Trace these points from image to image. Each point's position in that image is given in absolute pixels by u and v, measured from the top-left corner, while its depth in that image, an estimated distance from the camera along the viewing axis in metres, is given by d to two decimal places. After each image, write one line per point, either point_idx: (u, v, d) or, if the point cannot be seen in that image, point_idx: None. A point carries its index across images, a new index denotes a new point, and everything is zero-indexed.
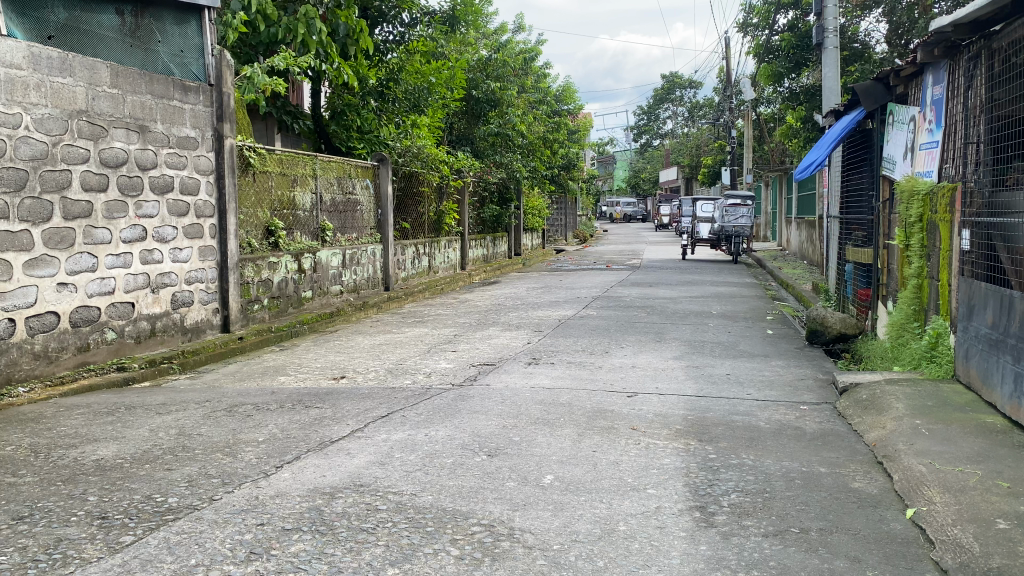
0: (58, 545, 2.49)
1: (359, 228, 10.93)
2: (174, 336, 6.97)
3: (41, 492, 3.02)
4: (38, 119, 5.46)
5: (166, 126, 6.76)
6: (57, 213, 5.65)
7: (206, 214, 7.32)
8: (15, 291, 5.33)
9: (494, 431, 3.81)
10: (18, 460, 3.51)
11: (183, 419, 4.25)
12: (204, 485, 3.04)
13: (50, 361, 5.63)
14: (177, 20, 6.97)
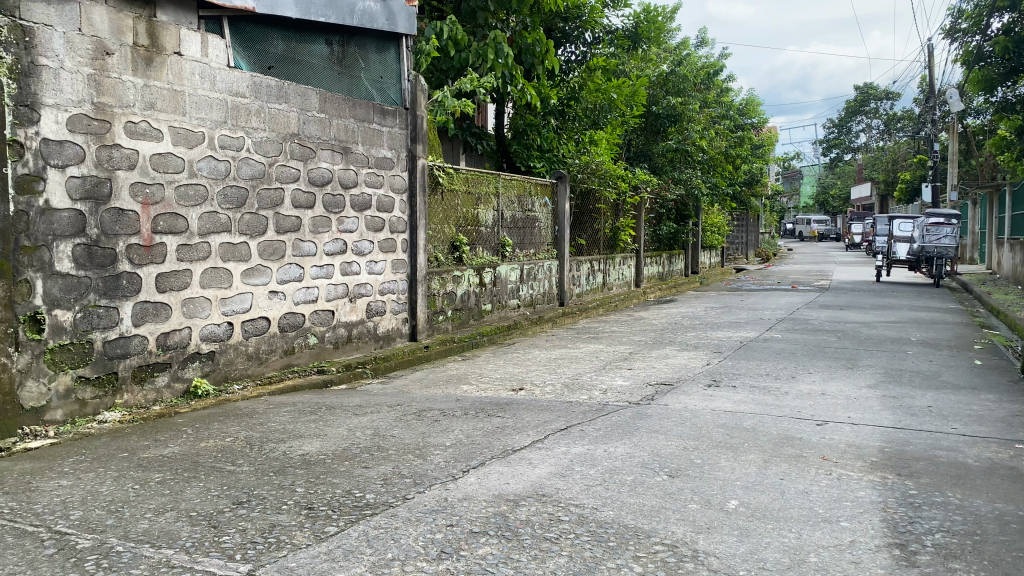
0: (272, 529, 2.74)
1: (537, 243, 11.15)
2: (367, 343, 7.42)
3: (256, 480, 3.34)
4: (257, 142, 6.03)
5: (366, 147, 7.24)
6: (270, 227, 6.18)
7: (399, 230, 7.76)
8: (234, 297, 5.89)
9: (675, 451, 3.77)
10: (236, 450, 3.89)
11: (376, 421, 4.53)
12: (398, 484, 3.23)
13: (261, 361, 6.18)
14: (378, 48, 7.47)
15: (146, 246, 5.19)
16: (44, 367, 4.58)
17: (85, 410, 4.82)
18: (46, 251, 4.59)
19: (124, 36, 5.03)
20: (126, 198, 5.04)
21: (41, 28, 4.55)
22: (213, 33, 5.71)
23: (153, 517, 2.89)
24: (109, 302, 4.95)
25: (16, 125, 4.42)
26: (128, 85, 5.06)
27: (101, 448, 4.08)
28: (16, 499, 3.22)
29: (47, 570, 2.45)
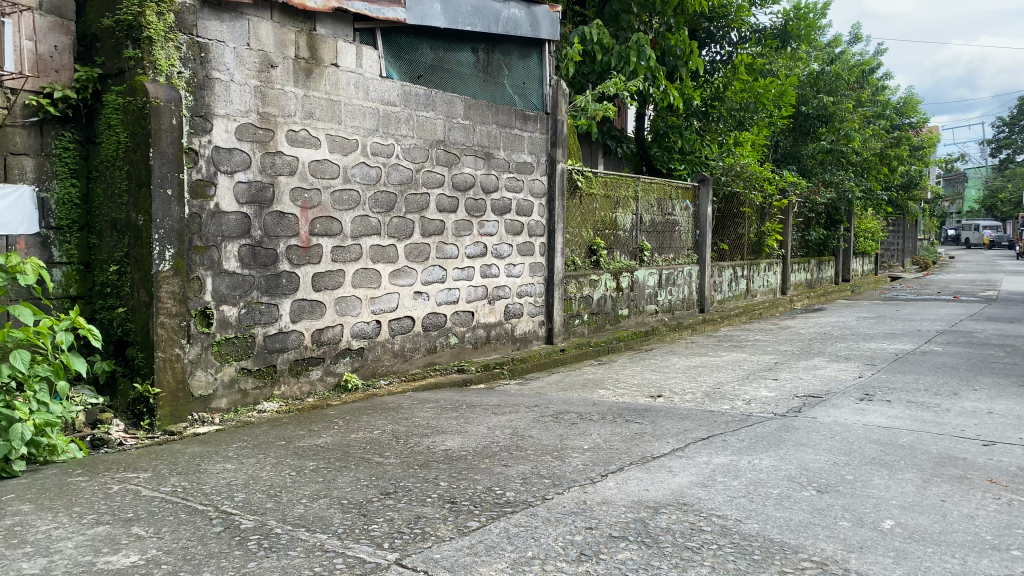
0: (418, 521, 2.84)
1: (677, 248, 10.95)
2: (505, 344, 7.54)
3: (402, 472, 3.47)
4: (406, 148, 6.25)
5: (508, 152, 7.36)
6: (416, 230, 6.40)
7: (538, 233, 7.85)
8: (382, 297, 6.13)
9: (824, 466, 3.62)
10: (383, 443, 4.06)
11: (515, 420, 4.61)
12: (538, 484, 3.27)
13: (405, 359, 6.40)
14: (521, 54, 7.60)
15: (304, 247, 5.49)
16: (212, 358, 4.94)
17: (247, 400, 5.16)
18: (216, 250, 4.95)
19: (287, 50, 5.36)
20: (287, 203, 5.36)
21: (215, 44, 4.93)
22: (367, 44, 5.98)
23: (307, 503, 3.07)
24: (269, 299, 5.28)
25: (193, 134, 4.80)
26: (290, 96, 5.38)
27: (261, 436, 4.36)
28: (187, 478, 3.49)
29: (215, 546, 2.65)
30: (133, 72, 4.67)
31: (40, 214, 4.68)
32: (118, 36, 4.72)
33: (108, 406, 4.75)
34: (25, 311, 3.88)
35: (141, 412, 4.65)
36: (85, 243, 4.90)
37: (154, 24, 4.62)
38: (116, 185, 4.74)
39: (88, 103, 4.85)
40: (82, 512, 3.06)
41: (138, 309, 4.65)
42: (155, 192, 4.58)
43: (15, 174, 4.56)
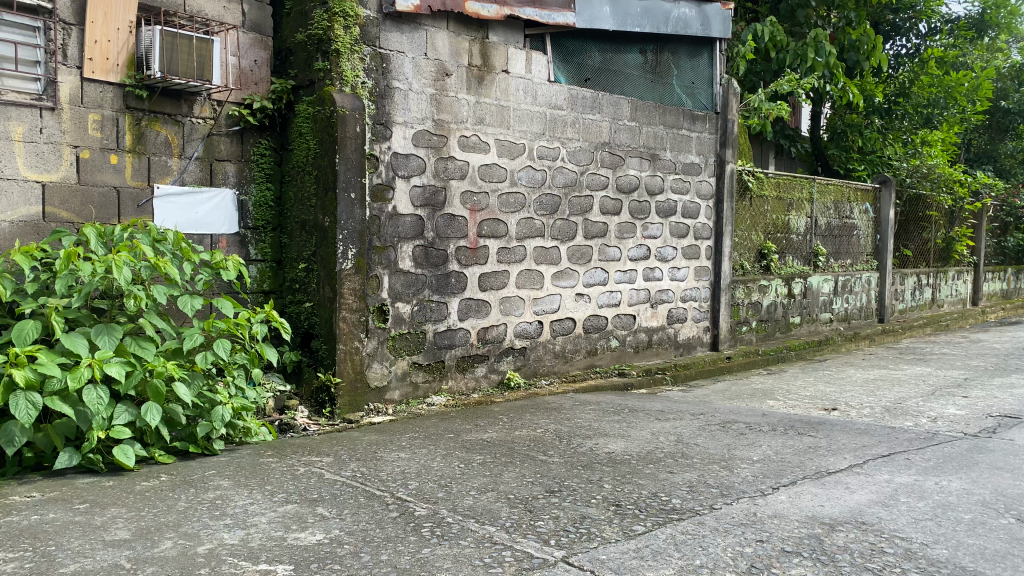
0: (583, 521, 2.87)
1: (855, 253, 10.36)
2: (668, 349, 7.41)
3: (566, 472, 3.51)
4: (572, 151, 6.31)
5: (674, 153, 7.24)
6: (579, 233, 6.44)
7: (704, 237, 7.67)
8: (545, 298, 6.22)
9: (1022, 493, 3.32)
10: (547, 442, 4.12)
11: (680, 427, 4.54)
12: (704, 493, 3.21)
13: (566, 360, 6.44)
14: (691, 53, 7.47)
15: (472, 248, 5.67)
16: (387, 351, 5.20)
17: (417, 393, 5.39)
18: (393, 251, 5.21)
19: (461, 58, 5.56)
20: (457, 205, 5.56)
21: (395, 55, 5.20)
22: (536, 50, 6.09)
23: (476, 495, 3.17)
24: (440, 298, 5.49)
25: (373, 140, 5.08)
26: (463, 102, 5.57)
27: (431, 428, 4.54)
28: (365, 465, 3.70)
29: (392, 530, 2.79)
30: (323, 83, 4.99)
31: (240, 214, 5.12)
32: (309, 49, 5.05)
33: (294, 394, 5.10)
34: (227, 304, 4.26)
35: (322, 401, 4.96)
36: (277, 242, 5.29)
37: (341, 38, 4.93)
38: (305, 188, 5.08)
39: (282, 112, 5.23)
40: (274, 490, 3.32)
41: (322, 304, 4.97)
42: (340, 195, 4.88)
43: (219, 178, 5.03)
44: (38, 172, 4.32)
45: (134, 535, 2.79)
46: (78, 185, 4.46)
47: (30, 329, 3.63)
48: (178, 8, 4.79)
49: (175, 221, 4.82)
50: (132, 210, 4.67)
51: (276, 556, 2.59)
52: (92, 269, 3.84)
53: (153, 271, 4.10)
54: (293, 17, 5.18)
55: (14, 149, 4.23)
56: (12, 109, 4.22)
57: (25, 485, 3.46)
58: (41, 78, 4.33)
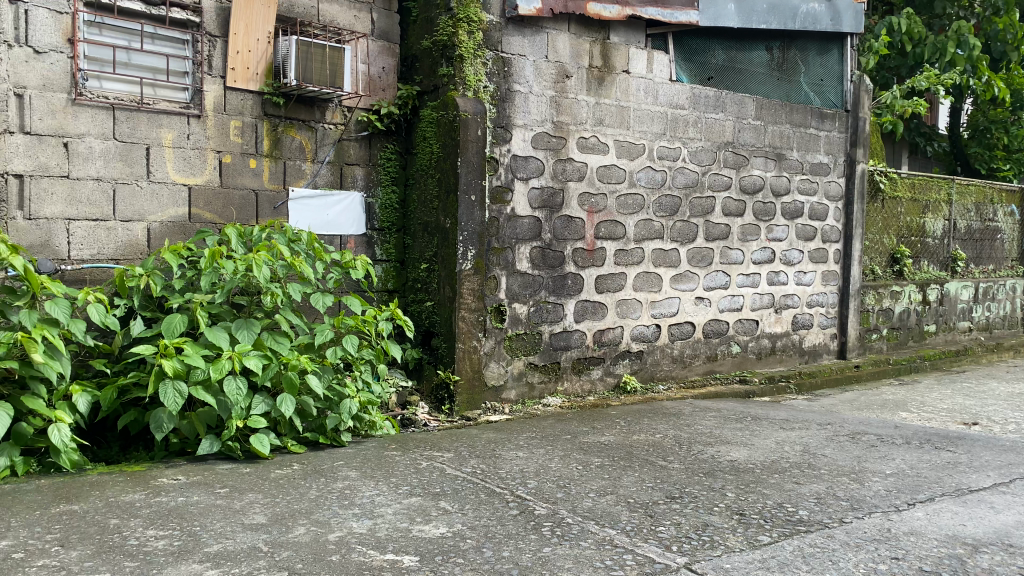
0: (706, 528, 2.82)
1: (998, 258, 9.70)
2: (792, 356, 7.15)
3: (687, 478, 3.46)
4: (693, 151, 6.20)
5: (801, 153, 7.00)
6: (700, 235, 6.31)
7: (832, 240, 7.38)
8: (663, 301, 6.14)
9: None
10: (667, 447, 4.07)
11: (806, 437, 4.38)
12: (833, 506, 3.10)
13: (685, 365, 6.32)
14: (820, 50, 7.21)
15: (589, 250, 5.66)
16: (504, 351, 5.27)
17: (533, 393, 5.43)
18: (511, 252, 5.28)
19: (582, 60, 5.57)
20: (575, 207, 5.57)
21: (517, 58, 5.28)
22: (658, 49, 6.02)
23: (596, 498, 3.17)
24: (556, 299, 5.52)
25: (494, 143, 5.17)
26: (583, 104, 5.59)
27: (548, 428, 4.56)
28: (484, 462, 3.76)
29: (513, 528, 2.83)
30: (446, 88, 5.11)
31: (366, 216, 5.30)
32: (434, 55, 5.18)
33: (416, 390, 5.23)
34: (356, 301, 4.44)
35: (442, 398, 5.07)
36: (401, 243, 5.45)
37: (465, 43, 5.03)
38: (428, 190, 5.21)
39: (407, 117, 5.39)
40: (399, 482, 3.42)
41: (443, 303, 5.08)
42: (461, 198, 4.98)
43: (347, 181, 5.23)
44: (185, 176, 4.62)
45: (270, 520, 2.94)
46: (220, 188, 4.74)
47: (178, 322, 3.89)
48: (313, 18, 5.03)
49: (308, 222, 5.05)
50: (268, 212, 4.92)
51: (401, 546, 2.67)
52: (234, 267, 4.08)
53: (289, 270, 4.31)
54: (419, 24, 5.33)
55: (165, 155, 4.54)
56: (163, 117, 4.53)
57: (171, 469, 3.71)
58: (190, 87, 4.65)
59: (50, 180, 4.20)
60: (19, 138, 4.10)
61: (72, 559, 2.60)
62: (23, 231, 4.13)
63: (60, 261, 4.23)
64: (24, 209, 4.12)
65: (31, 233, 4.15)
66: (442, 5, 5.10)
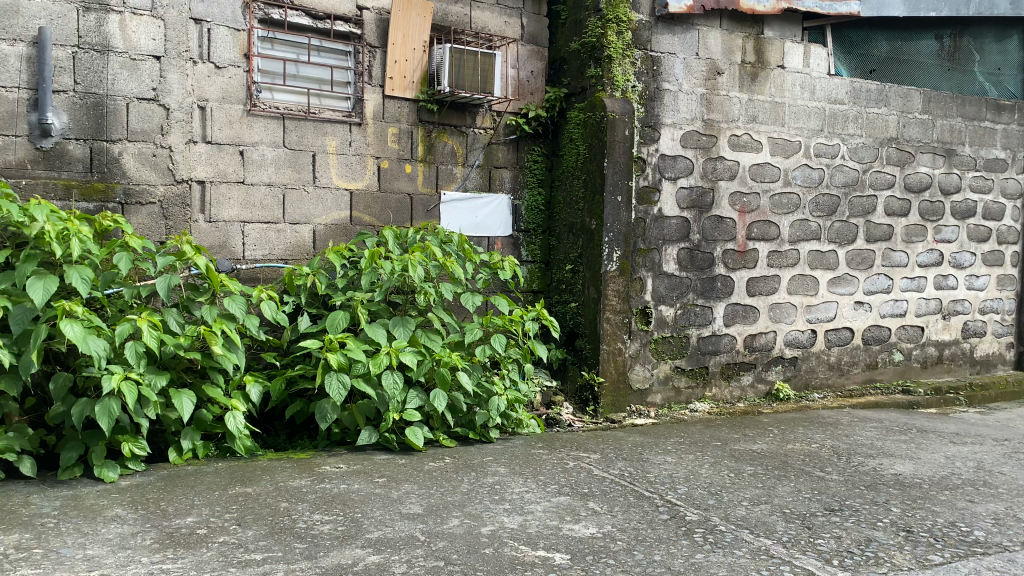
0: (869, 544, 2.69)
1: None
2: (962, 366, 6.65)
3: (847, 491, 3.31)
4: (853, 148, 5.91)
5: (975, 148, 6.51)
6: (860, 236, 5.99)
7: (1010, 241, 6.82)
8: (819, 305, 5.88)
9: None
10: (824, 458, 3.90)
11: (980, 453, 4.08)
12: (1014, 528, 2.87)
13: (842, 373, 6.03)
14: (997, 36, 6.68)
15: (740, 252, 5.51)
16: (650, 354, 5.23)
17: (680, 397, 5.35)
18: (658, 253, 5.22)
19: (734, 56, 5.44)
20: (725, 207, 5.44)
21: (666, 57, 5.22)
22: (816, 42, 5.78)
23: (749, 506, 3.09)
24: (704, 302, 5.40)
25: (641, 143, 5.13)
26: (735, 101, 5.45)
27: (696, 434, 4.48)
28: (632, 465, 3.75)
29: (664, 532, 2.81)
30: (594, 89, 5.11)
31: (514, 218, 5.39)
32: (583, 57, 5.20)
33: (560, 390, 5.26)
34: (504, 302, 4.54)
35: (587, 399, 5.09)
36: (546, 244, 5.50)
37: (614, 43, 5.02)
38: (575, 192, 5.23)
39: (555, 120, 5.43)
40: (547, 481, 3.47)
41: (588, 305, 5.09)
42: (608, 199, 4.97)
43: (496, 184, 5.34)
44: (347, 181, 4.86)
45: (426, 511, 3.06)
46: (378, 192, 4.96)
47: (341, 319, 4.10)
48: (465, 26, 5.17)
49: (458, 225, 5.21)
50: (422, 214, 5.11)
51: (552, 544, 2.71)
52: (391, 266, 4.26)
53: (441, 270, 4.45)
54: (568, 27, 5.36)
55: (329, 161, 4.81)
56: (327, 125, 4.79)
57: (333, 457, 3.92)
58: (351, 97, 4.92)
59: (228, 185, 4.53)
60: (202, 148, 4.46)
61: (248, 537, 2.80)
62: (205, 233, 4.48)
63: (236, 261, 4.56)
64: (205, 212, 4.48)
65: (211, 235, 4.50)
66: (592, 7, 5.11)
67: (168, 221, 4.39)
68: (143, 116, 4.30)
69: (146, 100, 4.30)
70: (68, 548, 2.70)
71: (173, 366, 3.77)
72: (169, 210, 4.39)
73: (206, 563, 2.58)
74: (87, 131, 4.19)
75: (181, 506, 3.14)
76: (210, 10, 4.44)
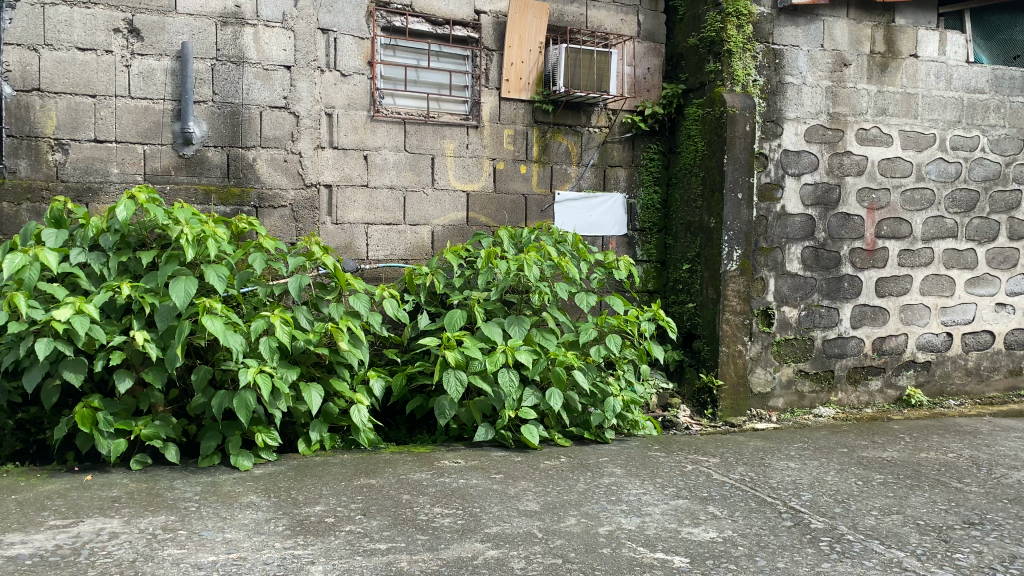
0: (1013, 561, 2.54)
1: None
2: None
3: (988, 504, 3.12)
4: (994, 140, 5.55)
5: None
6: (1003, 233, 5.61)
7: None
8: (956, 307, 5.55)
9: None
10: (962, 468, 3.69)
11: None
12: None
13: (981, 379, 5.66)
14: None
15: (869, 250, 5.27)
16: (772, 357, 5.09)
17: (803, 402, 5.18)
18: (780, 252, 5.07)
19: (862, 46, 5.21)
20: (853, 204, 5.21)
21: (789, 49, 5.06)
22: (953, 29, 5.46)
23: (879, 516, 2.96)
24: (830, 303, 5.20)
25: (763, 139, 4.99)
26: (863, 93, 5.23)
27: (821, 440, 4.33)
28: (754, 470, 3.65)
29: (788, 539, 2.73)
30: (713, 84, 5.00)
31: (629, 217, 5.36)
32: (701, 52, 5.10)
33: (677, 392, 5.19)
34: (620, 302, 4.51)
35: (705, 402, 4.99)
36: (662, 243, 5.43)
37: (735, 37, 4.90)
38: (693, 190, 5.14)
39: (672, 117, 5.35)
40: (665, 483, 3.43)
41: (707, 305, 4.99)
42: (727, 196, 4.86)
43: (611, 183, 5.32)
44: (465, 182, 4.96)
45: (543, 508, 3.08)
46: (494, 193, 5.03)
47: (458, 317, 4.19)
48: (582, 25, 5.18)
49: (573, 224, 5.22)
50: (537, 214, 5.15)
51: (671, 546, 2.68)
52: (507, 266, 4.31)
53: (556, 270, 4.48)
54: (685, 22, 5.26)
55: (447, 163, 4.91)
56: (446, 129, 4.90)
57: (452, 452, 4.01)
58: (468, 100, 5.01)
59: (353, 189, 4.71)
60: (329, 153, 4.65)
61: (373, 527, 2.91)
62: (332, 234, 4.67)
63: (360, 261, 4.73)
64: (332, 215, 4.66)
65: (337, 237, 4.68)
66: (711, 1, 5.01)
67: (298, 223, 4.60)
68: (275, 124, 4.53)
69: (278, 108, 4.53)
70: (208, 531, 2.88)
71: (302, 361, 3.95)
72: (299, 213, 4.60)
73: (335, 551, 2.70)
74: (224, 138, 4.44)
75: (310, 495, 3.29)
76: (336, 20, 4.62)
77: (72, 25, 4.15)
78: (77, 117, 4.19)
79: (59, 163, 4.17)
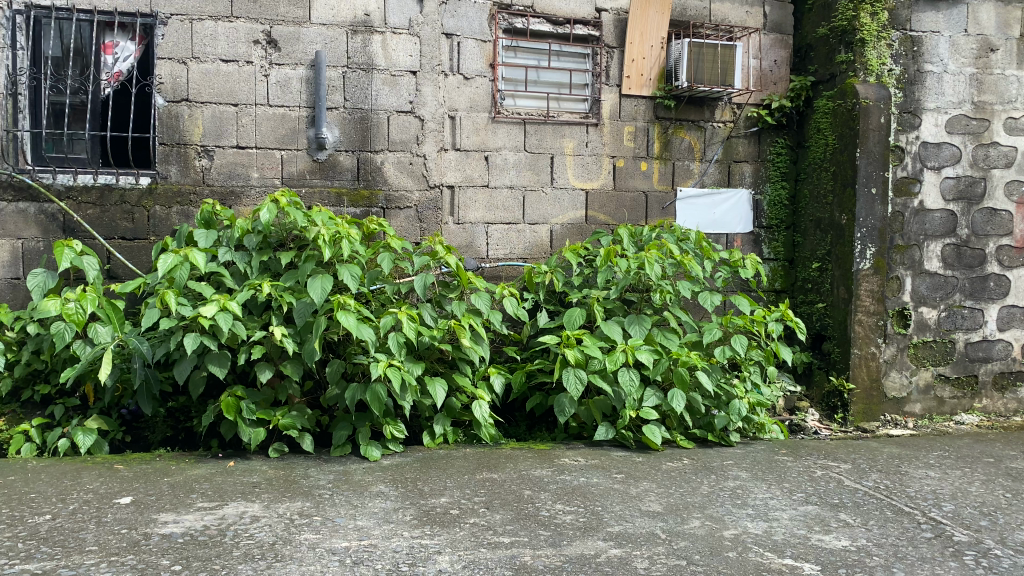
0: None
1: None
2: None
3: None
4: None
5: None
6: None
7: None
8: None
9: None
10: None
11: None
12: None
13: None
14: None
15: (1018, 247, 4.92)
16: (908, 360, 4.85)
17: (943, 408, 4.91)
18: (918, 249, 4.82)
19: (1011, 29, 4.88)
20: (1000, 198, 4.88)
21: (929, 36, 4.80)
22: None
23: None
24: (974, 303, 4.90)
25: (898, 131, 4.76)
26: (1012, 80, 4.89)
27: (963, 448, 4.09)
28: (889, 478, 3.50)
29: (927, 551, 2.61)
30: (845, 75, 4.81)
31: (754, 214, 5.22)
32: (832, 42, 4.92)
33: (805, 395, 5.03)
34: (745, 301, 4.41)
35: (835, 405, 4.81)
36: (790, 241, 5.26)
37: (868, 25, 4.70)
38: (822, 186, 4.95)
39: (800, 110, 5.17)
40: (793, 488, 3.34)
41: (838, 305, 4.81)
42: (860, 191, 4.65)
43: (735, 179, 5.20)
44: (584, 181, 4.97)
45: (666, 509, 3.06)
46: (614, 191, 5.02)
47: (578, 316, 4.21)
48: (705, 19, 5.09)
49: (696, 221, 5.14)
50: (657, 212, 5.10)
51: (801, 553, 2.61)
52: (627, 265, 4.30)
53: (678, 268, 4.42)
54: (815, 12, 5.08)
55: (567, 162, 4.94)
56: (566, 128, 4.93)
57: (572, 450, 4.03)
58: (589, 98, 5.02)
59: (475, 189, 4.80)
60: (451, 155, 4.77)
61: (496, 521, 2.97)
62: (454, 234, 4.78)
63: (481, 260, 4.82)
64: (454, 215, 4.78)
65: (459, 236, 4.79)
66: None
67: (423, 223, 4.73)
68: (402, 128, 4.68)
69: (404, 112, 4.68)
70: (341, 518, 3.02)
71: (427, 356, 4.06)
72: (424, 213, 4.73)
73: (460, 542, 2.77)
74: (354, 142, 4.63)
75: (436, 486, 3.39)
76: (460, 24, 4.73)
77: (216, 39, 4.43)
78: (221, 125, 4.47)
79: (205, 168, 4.47)
